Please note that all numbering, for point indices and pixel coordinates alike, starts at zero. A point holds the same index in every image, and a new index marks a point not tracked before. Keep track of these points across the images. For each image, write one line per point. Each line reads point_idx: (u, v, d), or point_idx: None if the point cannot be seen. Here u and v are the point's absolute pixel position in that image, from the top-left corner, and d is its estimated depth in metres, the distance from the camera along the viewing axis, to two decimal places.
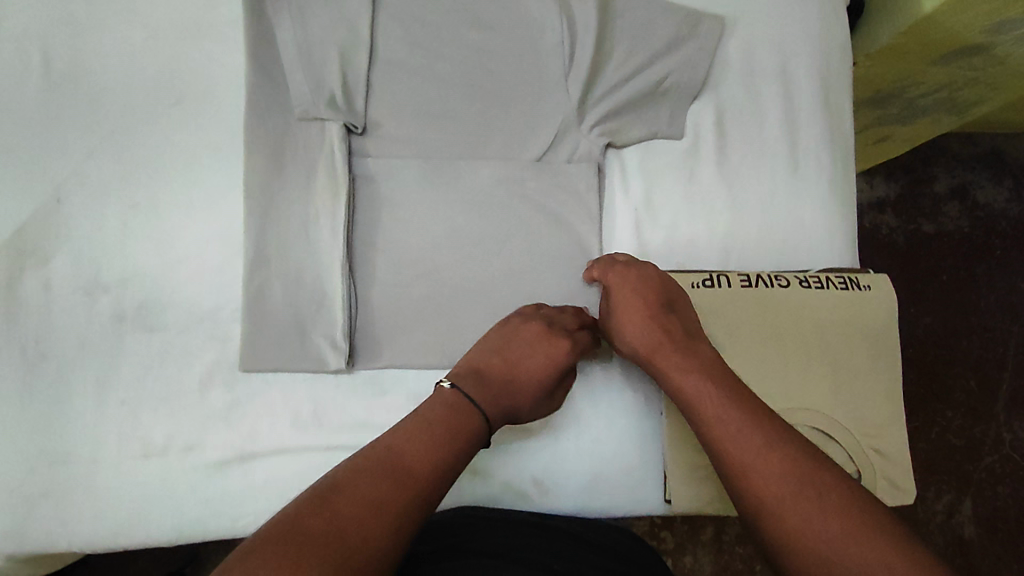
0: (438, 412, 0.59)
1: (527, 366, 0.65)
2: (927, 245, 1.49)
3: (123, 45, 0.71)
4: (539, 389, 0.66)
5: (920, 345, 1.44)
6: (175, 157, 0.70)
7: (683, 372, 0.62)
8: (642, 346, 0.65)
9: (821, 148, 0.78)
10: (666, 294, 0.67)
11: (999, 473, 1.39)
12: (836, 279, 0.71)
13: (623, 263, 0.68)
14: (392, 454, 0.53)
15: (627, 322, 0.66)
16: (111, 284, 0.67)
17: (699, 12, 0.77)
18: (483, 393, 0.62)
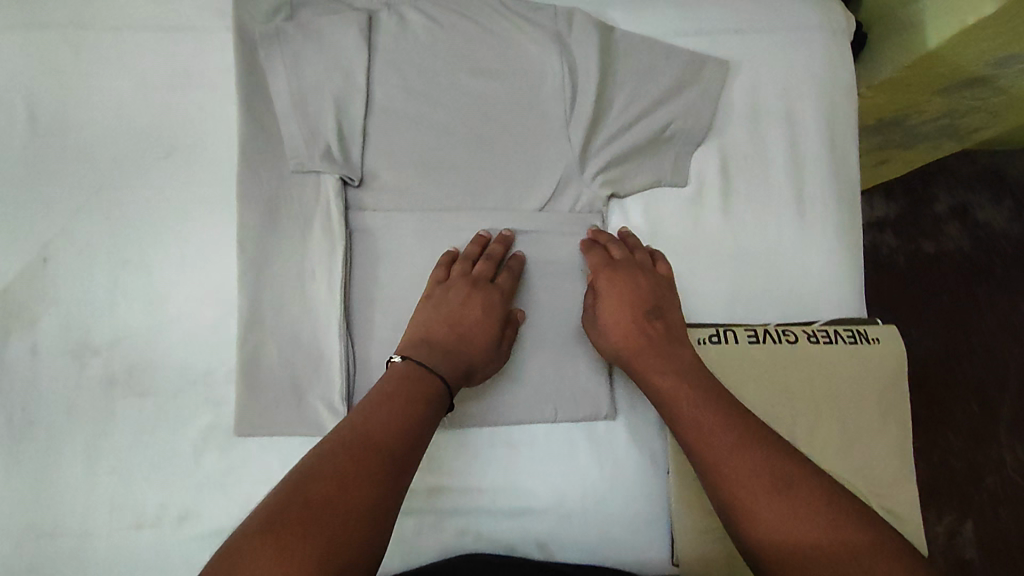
0: (397, 388, 0.57)
1: (469, 323, 0.64)
2: (929, 266, 1.48)
3: (111, 96, 0.69)
4: (493, 340, 0.65)
5: (921, 367, 1.43)
6: (166, 212, 0.68)
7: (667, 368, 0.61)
8: (624, 342, 0.64)
9: (826, 193, 0.76)
10: (656, 296, 0.66)
11: (1001, 495, 1.38)
12: (845, 332, 0.71)
13: (615, 265, 0.68)
14: (365, 433, 0.52)
15: (611, 321, 0.66)
16: (101, 346, 0.65)
17: (702, 56, 0.75)
18: (438, 358, 0.61)
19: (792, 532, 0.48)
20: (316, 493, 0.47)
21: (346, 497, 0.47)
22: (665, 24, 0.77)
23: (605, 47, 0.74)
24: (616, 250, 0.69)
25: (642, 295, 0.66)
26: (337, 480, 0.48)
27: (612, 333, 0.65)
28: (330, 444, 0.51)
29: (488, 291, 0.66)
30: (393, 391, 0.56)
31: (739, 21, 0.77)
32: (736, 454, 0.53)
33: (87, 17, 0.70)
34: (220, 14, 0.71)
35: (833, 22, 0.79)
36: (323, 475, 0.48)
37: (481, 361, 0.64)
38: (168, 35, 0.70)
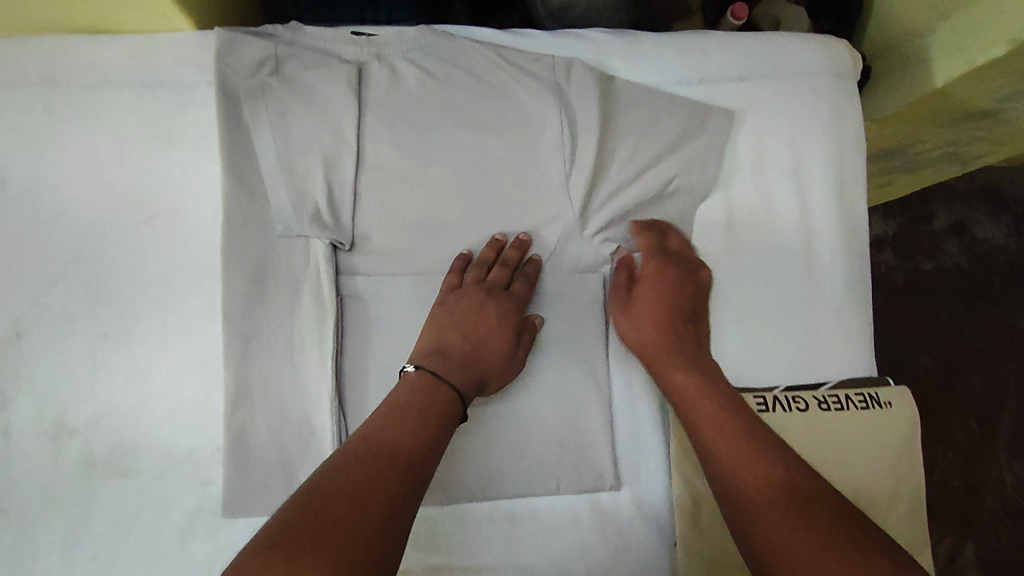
0: (417, 396, 0.57)
1: (481, 333, 0.64)
2: (926, 284, 1.45)
3: (86, 159, 0.65)
4: (506, 351, 0.65)
5: (920, 388, 1.41)
6: (146, 281, 0.64)
7: (683, 368, 0.64)
8: (652, 335, 0.67)
9: (836, 246, 0.74)
10: (688, 300, 0.68)
11: (1001, 515, 1.36)
12: (856, 396, 0.69)
13: (668, 257, 0.70)
14: (376, 450, 0.49)
15: (645, 307, 0.68)
16: (80, 427, 0.62)
17: (707, 106, 0.72)
18: (451, 367, 0.61)
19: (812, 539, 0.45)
20: (325, 507, 0.43)
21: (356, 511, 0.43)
22: (668, 69, 0.73)
23: (606, 98, 0.71)
24: (675, 242, 0.71)
25: (682, 295, 0.68)
26: (349, 495, 0.44)
27: (640, 319, 0.67)
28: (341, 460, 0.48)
29: (502, 299, 0.66)
30: (413, 397, 0.56)
31: (746, 67, 0.74)
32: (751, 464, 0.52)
33: (57, 72, 0.65)
34: (200, 67, 0.67)
35: (841, 66, 0.76)
36: (334, 489, 0.45)
37: (493, 373, 0.64)
38: (146, 92, 0.66)
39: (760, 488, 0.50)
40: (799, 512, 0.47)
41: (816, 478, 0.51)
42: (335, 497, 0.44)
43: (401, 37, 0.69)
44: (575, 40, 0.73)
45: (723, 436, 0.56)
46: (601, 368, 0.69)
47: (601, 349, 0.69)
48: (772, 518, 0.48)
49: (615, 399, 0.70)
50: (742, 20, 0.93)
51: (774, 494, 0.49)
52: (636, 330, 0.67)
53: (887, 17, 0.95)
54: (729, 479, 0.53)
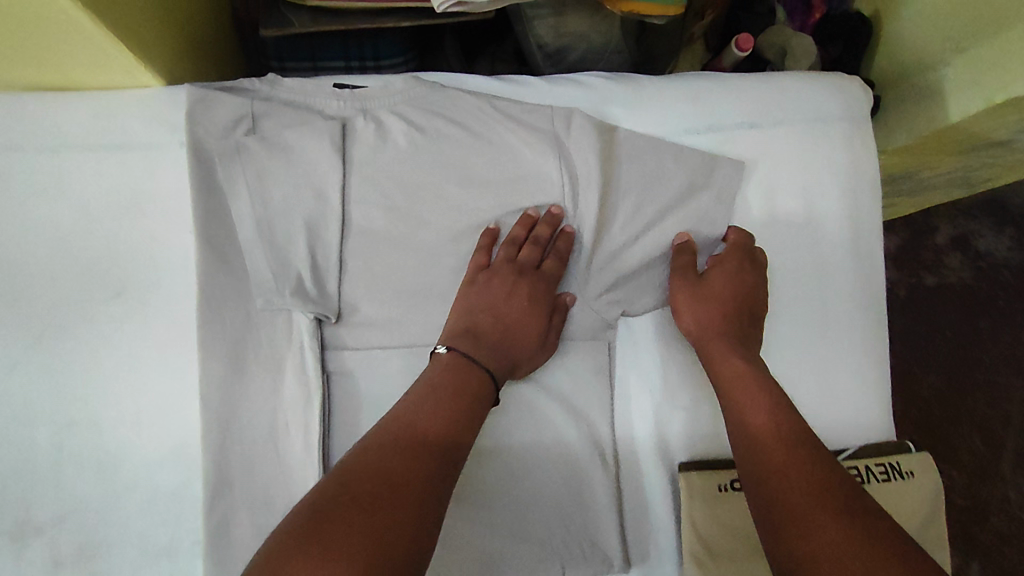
0: (450, 382, 0.55)
1: (513, 318, 0.62)
2: (929, 300, 1.30)
3: (46, 230, 0.60)
4: (538, 336, 0.62)
5: (920, 405, 1.26)
6: (115, 361, 0.60)
7: (733, 356, 0.61)
8: (705, 325, 0.64)
9: (852, 302, 0.70)
10: (751, 302, 0.65)
11: (1007, 534, 1.22)
12: (876, 468, 0.66)
13: (749, 257, 0.66)
14: (404, 435, 0.49)
15: (713, 292, 0.64)
16: (46, 523, 0.58)
17: (714, 156, 0.68)
18: (483, 358, 0.59)
19: (827, 520, 0.46)
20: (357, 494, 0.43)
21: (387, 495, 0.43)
22: (673, 117, 0.69)
23: (606, 151, 0.66)
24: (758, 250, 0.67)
25: (750, 293, 0.65)
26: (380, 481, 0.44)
27: (702, 301, 0.64)
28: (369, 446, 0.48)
29: (533, 280, 0.63)
30: (443, 379, 0.56)
31: (756, 112, 0.70)
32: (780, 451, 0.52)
33: (12, 136, 0.60)
34: (170, 126, 0.62)
35: (855, 109, 0.71)
36: (366, 476, 0.44)
37: (525, 359, 0.62)
38: (113, 155, 0.61)
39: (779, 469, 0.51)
40: (814, 497, 0.48)
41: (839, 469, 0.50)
42: (366, 484, 0.44)
43: (387, 89, 0.65)
44: (573, 87, 0.69)
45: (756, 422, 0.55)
46: (606, 441, 0.66)
47: (606, 420, 0.66)
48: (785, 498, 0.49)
49: (621, 473, 0.66)
50: (747, 51, 0.88)
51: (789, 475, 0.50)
52: (695, 312, 0.64)
53: (901, 47, 0.92)
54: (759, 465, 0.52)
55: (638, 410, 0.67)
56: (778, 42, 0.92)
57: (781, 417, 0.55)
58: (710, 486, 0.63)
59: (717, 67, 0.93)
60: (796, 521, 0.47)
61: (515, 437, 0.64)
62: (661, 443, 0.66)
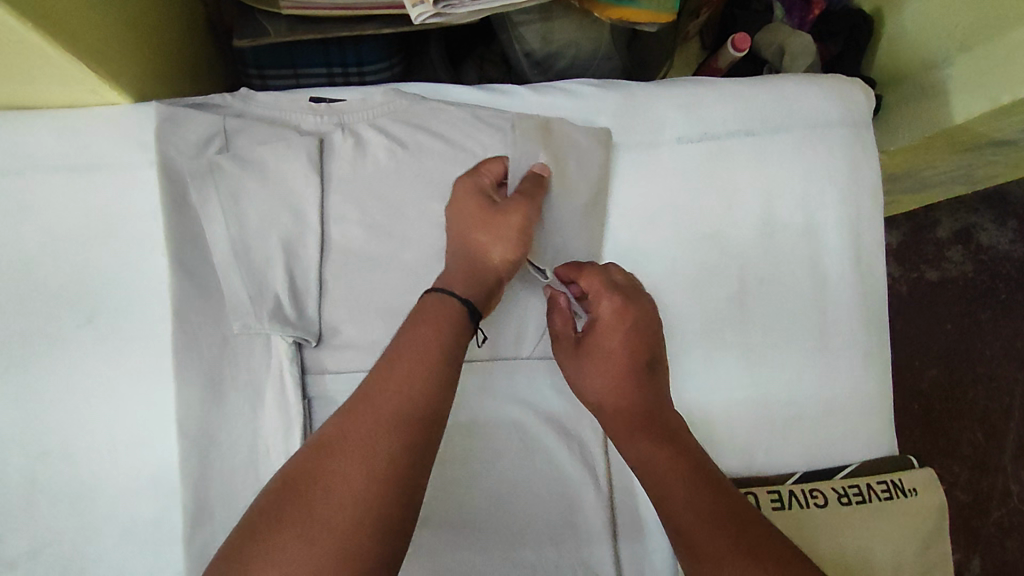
0: (421, 336, 0.48)
1: (478, 222, 0.57)
2: (930, 295, 1.26)
3: (13, 253, 0.58)
4: (515, 226, 0.57)
5: (922, 401, 1.23)
6: (87, 390, 0.57)
7: (647, 434, 0.54)
8: (605, 395, 0.57)
9: (855, 313, 0.67)
10: (643, 350, 0.57)
11: (1010, 528, 1.20)
12: (878, 485, 0.62)
13: (621, 289, 0.59)
14: (382, 387, 0.45)
15: (605, 350, 0.57)
16: (19, 557, 0.55)
17: (709, 170, 0.66)
18: (450, 271, 0.55)
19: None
20: (329, 476, 0.41)
21: (360, 478, 0.41)
22: (666, 126, 0.66)
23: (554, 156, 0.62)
24: (617, 273, 0.60)
25: (646, 332, 0.58)
26: (358, 457, 0.42)
27: (593, 367, 0.58)
28: (349, 399, 0.45)
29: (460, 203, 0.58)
30: (428, 316, 0.50)
31: (752, 119, 0.67)
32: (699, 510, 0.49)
33: None
34: (138, 145, 0.59)
35: (854, 113, 0.69)
36: (342, 449, 0.42)
37: (499, 257, 0.56)
38: (82, 177, 0.59)
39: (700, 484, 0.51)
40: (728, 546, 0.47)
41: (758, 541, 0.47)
42: (343, 459, 0.42)
43: (366, 102, 0.63)
44: (560, 96, 0.66)
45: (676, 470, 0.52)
46: (599, 460, 0.64)
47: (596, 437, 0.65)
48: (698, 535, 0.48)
49: (615, 494, 0.64)
50: (742, 51, 0.86)
51: (712, 507, 0.49)
52: (590, 382, 0.58)
53: (901, 45, 0.91)
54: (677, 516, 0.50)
55: None
56: (776, 42, 0.90)
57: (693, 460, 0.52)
58: None
59: (712, 67, 0.91)
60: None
61: (503, 461, 0.62)
62: None
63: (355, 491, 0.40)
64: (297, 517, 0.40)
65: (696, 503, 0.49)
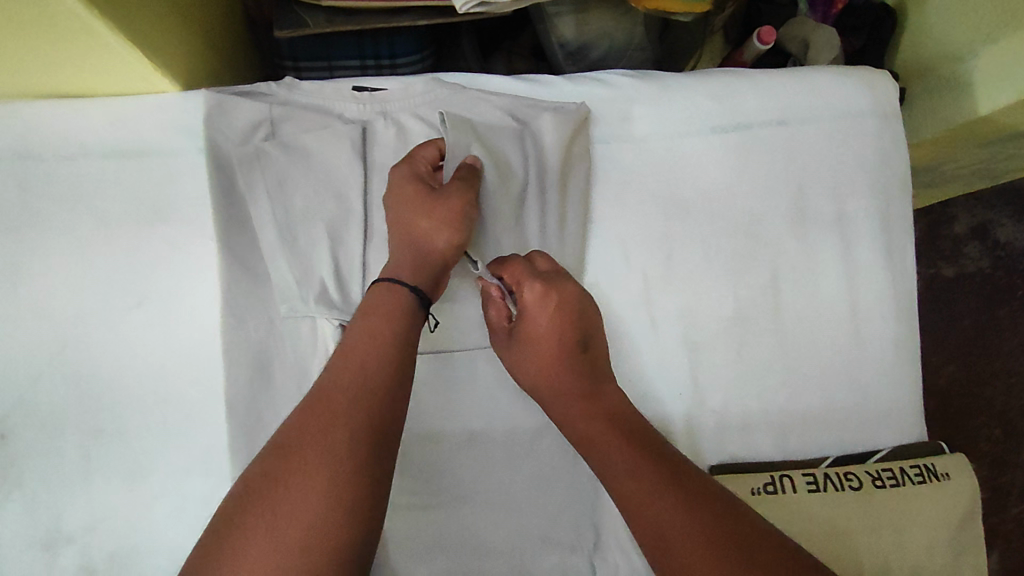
0: (374, 325, 0.49)
1: (418, 211, 0.55)
2: (948, 290, 1.26)
3: (68, 238, 0.59)
4: (455, 210, 0.55)
5: (940, 396, 1.23)
6: (138, 371, 0.59)
7: (590, 411, 0.54)
8: (538, 383, 0.56)
9: (886, 300, 0.68)
10: (571, 333, 0.56)
11: None
12: (910, 469, 0.63)
13: (544, 276, 0.56)
14: (338, 385, 0.45)
15: (531, 340, 0.56)
16: (76, 532, 0.57)
17: (743, 159, 0.67)
18: (396, 263, 0.54)
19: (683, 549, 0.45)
20: (286, 472, 0.41)
21: (320, 471, 0.41)
22: (700, 116, 0.67)
23: (488, 142, 0.61)
24: (542, 260, 0.58)
25: (572, 316, 0.56)
26: (315, 452, 0.41)
27: (524, 356, 0.57)
28: (303, 402, 0.45)
29: (397, 190, 0.57)
30: (377, 307, 0.50)
31: (784, 109, 0.68)
32: (652, 477, 0.49)
33: (31, 145, 0.59)
34: (188, 133, 0.61)
35: (885, 104, 0.70)
36: (299, 444, 0.42)
37: (445, 243, 0.55)
38: (132, 163, 0.60)
39: (647, 453, 0.50)
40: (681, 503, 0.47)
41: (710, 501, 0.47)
42: (301, 456, 0.41)
43: (407, 91, 0.64)
44: (597, 86, 0.67)
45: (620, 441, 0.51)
46: None
47: None
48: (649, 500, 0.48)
49: None
50: (767, 45, 0.87)
51: (668, 478, 0.49)
52: (524, 371, 0.57)
53: (925, 39, 0.92)
54: (626, 487, 0.49)
55: (670, 416, 0.64)
56: (801, 36, 0.91)
57: (639, 434, 0.52)
58: (742, 489, 0.61)
59: (736, 61, 0.93)
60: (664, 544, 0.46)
61: (544, 443, 0.63)
62: (692, 446, 0.64)
63: (313, 479, 0.40)
64: (263, 511, 0.39)
65: (646, 468, 0.49)
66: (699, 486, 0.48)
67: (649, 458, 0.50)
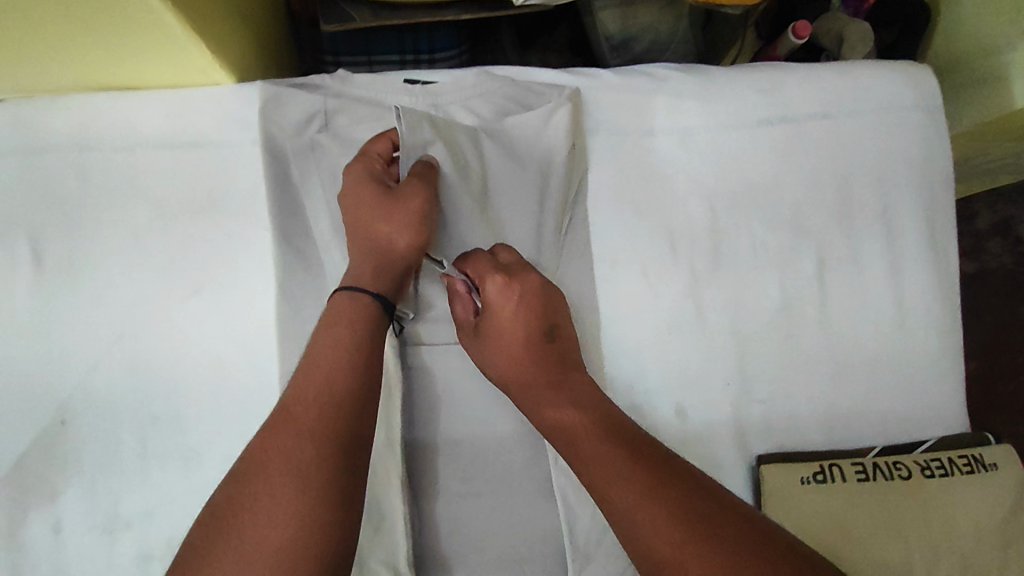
0: (339, 333, 0.49)
1: (376, 213, 0.54)
2: None
3: (126, 227, 0.60)
4: (416, 211, 0.54)
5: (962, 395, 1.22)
6: (195, 359, 0.60)
7: (558, 398, 0.52)
8: (505, 375, 0.55)
9: (931, 292, 0.68)
10: (537, 321, 0.55)
11: None
12: (959, 460, 0.63)
13: (506, 268, 0.56)
14: (302, 397, 0.45)
15: (498, 332, 0.55)
16: (133, 517, 0.58)
17: (789, 150, 0.68)
18: (358, 267, 0.53)
19: (653, 534, 0.43)
20: (254, 487, 0.41)
21: (286, 486, 0.41)
22: (746, 109, 0.68)
23: (446, 135, 0.59)
24: (504, 252, 0.58)
25: (536, 305, 0.55)
26: (284, 468, 0.42)
27: (491, 349, 0.55)
28: (268, 419, 0.45)
29: (354, 191, 0.56)
30: (340, 319, 0.50)
31: (830, 102, 0.69)
32: (617, 461, 0.47)
33: (91, 135, 0.60)
34: (243, 124, 0.62)
35: (929, 96, 0.70)
36: (267, 460, 0.42)
37: (406, 243, 0.54)
38: (189, 153, 0.61)
39: (614, 436, 0.49)
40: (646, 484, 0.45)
41: (675, 480, 0.46)
42: (268, 478, 0.42)
43: (460, 84, 0.65)
44: (644, 78, 0.68)
45: (586, 429, 0.50)
46: (688, 437, 0.64)
47: (676, 414, 0.64)
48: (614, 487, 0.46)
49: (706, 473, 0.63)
50: (803, 39, 0.87)
51: (632, 460, 0.47)
52: (491, 364, 0.56)
53: (959, 34, 0.92)
54: (593, 474, 0.48)
55: (718, 406, 0.64)
56: (835, 29, 0.91)
57: (605, 419, 0.50)
58: (793, 478, 0.61)
59: (769, 56, 0.93)
60: (636, 531, 0.44)
61: None
62: (740, 437, 0.64)
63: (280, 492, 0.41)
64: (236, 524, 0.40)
65: (611, 452, 0.48)
66: (664, 465, 0.47)
67: (616, 441, 0.48)
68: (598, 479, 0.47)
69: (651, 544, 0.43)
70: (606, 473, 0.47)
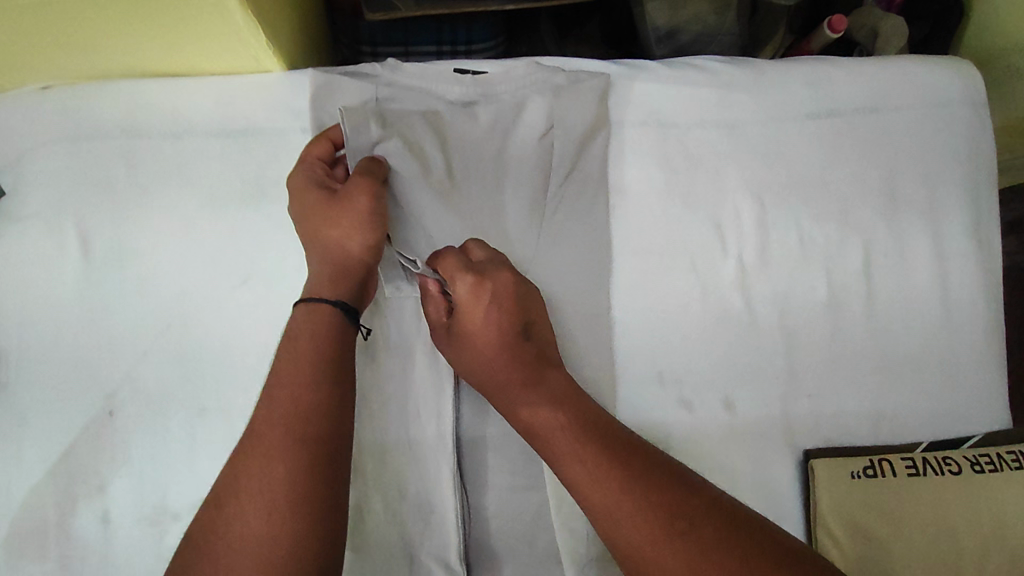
0: (308, 344, 0.48)
1: (325, 217, 0.54)
2: None
3: (174, 215, 0.60)
4: (362, 208, 0.54)
5: None
6: (243, 349, 0.59)
7: (533, 397, 0.51)
8: (478, 376, 0.54)
9: (976, 287, 0.68)
10: (512, 322, 0.54)
11: None
12: (1008, 455, 0.62)
13: (478, 267, 0.55)
14: (276, 407, 0.45)
15: (470, 333, 0.54)
16: (182, 510, 0.57)
17: (836, 144, 0.67)
18: (315, 277, 0.53)
19: (632, 534, 0.43)
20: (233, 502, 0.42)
21: (262, 499, 0.42)
22: (794, 102, 0.68)
23: (399, 127, 0.59)
24: (476, 248, 0.56)
25: (509, 304, 0.54)
26: (260, 492, 0.42)
27: (464, 350, 0.54)
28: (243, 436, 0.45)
29: (304, 198, 0.56)
30: (302, 331, 0.49)
31: (877, 96, 0.68)
32: (591, 460, 0.46)
33: (139, 122, 0.60)
34: (289, 111, 0.61)
35: (976, 89, 0.70)
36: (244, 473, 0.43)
37: (359, 244, 0.54)
38: (236, 141, 0.61)
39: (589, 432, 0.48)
40: (622, 482, 0.45)
41: (653, 476, 0.45)
42: (246, 492, 0.42)
43: (510, 73, 0.64)
44: (693, 70, 0.67)
45: (560, 427, 0.49)
46: (735, 431, 0.64)
47: (724, 409, 0.64)
48: (591, 489, 0.46)
49: (753, 468, 0.63)
50: (839, 33, 0.87)
51: (608, 457, 0.46)
52: (465, 365, 0.55)
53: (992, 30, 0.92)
54: (570, 474, 0.47)
55: (766, 400, 0.64)
56: (869, 24, 0.91)
57: (581, 415, 0.50)
58: (844, 473, 0.62)
59: (803, 49, 0.93)
60: (617, 531, 0.44)
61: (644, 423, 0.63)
62: (787, 431, 0.64)
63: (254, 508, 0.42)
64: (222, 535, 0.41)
65: (587, 451, 0.47)
66: (641, 460, 0.46)
67: (591, 437, 0.48)
68: (574, 480, 0.47)
69: (634, 546, 0.43)
70: (583, 474, 0.46)
